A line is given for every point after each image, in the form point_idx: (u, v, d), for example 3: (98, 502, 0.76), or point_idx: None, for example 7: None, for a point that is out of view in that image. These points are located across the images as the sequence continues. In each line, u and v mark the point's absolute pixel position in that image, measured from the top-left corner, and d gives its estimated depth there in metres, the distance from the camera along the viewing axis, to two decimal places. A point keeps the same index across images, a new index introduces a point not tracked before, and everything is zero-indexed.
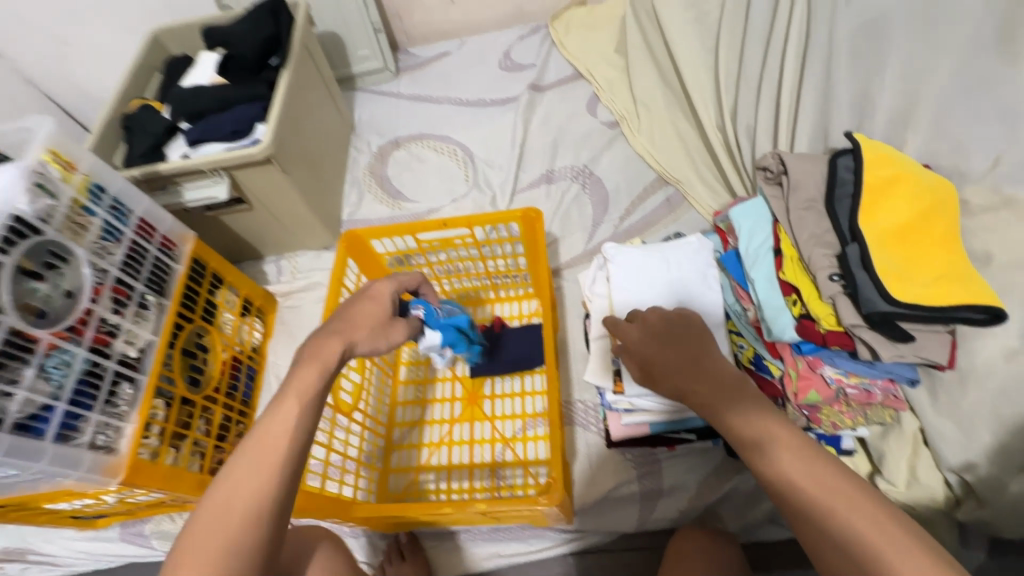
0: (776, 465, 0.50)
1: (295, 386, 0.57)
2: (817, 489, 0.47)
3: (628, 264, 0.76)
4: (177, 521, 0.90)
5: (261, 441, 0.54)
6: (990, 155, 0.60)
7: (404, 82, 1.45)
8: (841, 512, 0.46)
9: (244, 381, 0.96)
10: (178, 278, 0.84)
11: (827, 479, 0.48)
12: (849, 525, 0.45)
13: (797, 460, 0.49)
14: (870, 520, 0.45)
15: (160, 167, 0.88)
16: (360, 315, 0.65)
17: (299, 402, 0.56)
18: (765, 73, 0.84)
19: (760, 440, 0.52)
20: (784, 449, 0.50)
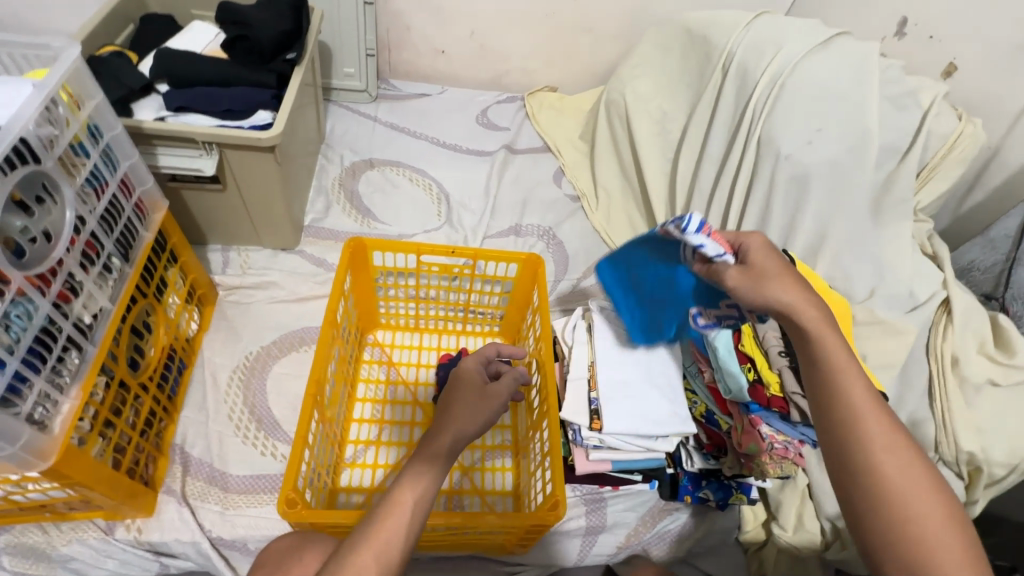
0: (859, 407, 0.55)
1: (421, 454, 0.58)
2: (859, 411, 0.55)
3: (611, 318, 0.89)
4: (49, 535, 0.72)
5: (394, 503, 0.53)
6: (867, 287, 0.88)
7: (381, 108, 1.48)
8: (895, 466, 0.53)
9: (174, 375, 0.85)
10: (143, 246, 0.75)
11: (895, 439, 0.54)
12: (900, 479, 0.52)
13: (873, 412, 0.55)
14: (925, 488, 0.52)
15: (144, 123, 0.81)
16: (466, 387, 0.65)
17: (428, 469, 0.56)
18: (717, 191, 1.07)
19: (851, 383, 0.56)
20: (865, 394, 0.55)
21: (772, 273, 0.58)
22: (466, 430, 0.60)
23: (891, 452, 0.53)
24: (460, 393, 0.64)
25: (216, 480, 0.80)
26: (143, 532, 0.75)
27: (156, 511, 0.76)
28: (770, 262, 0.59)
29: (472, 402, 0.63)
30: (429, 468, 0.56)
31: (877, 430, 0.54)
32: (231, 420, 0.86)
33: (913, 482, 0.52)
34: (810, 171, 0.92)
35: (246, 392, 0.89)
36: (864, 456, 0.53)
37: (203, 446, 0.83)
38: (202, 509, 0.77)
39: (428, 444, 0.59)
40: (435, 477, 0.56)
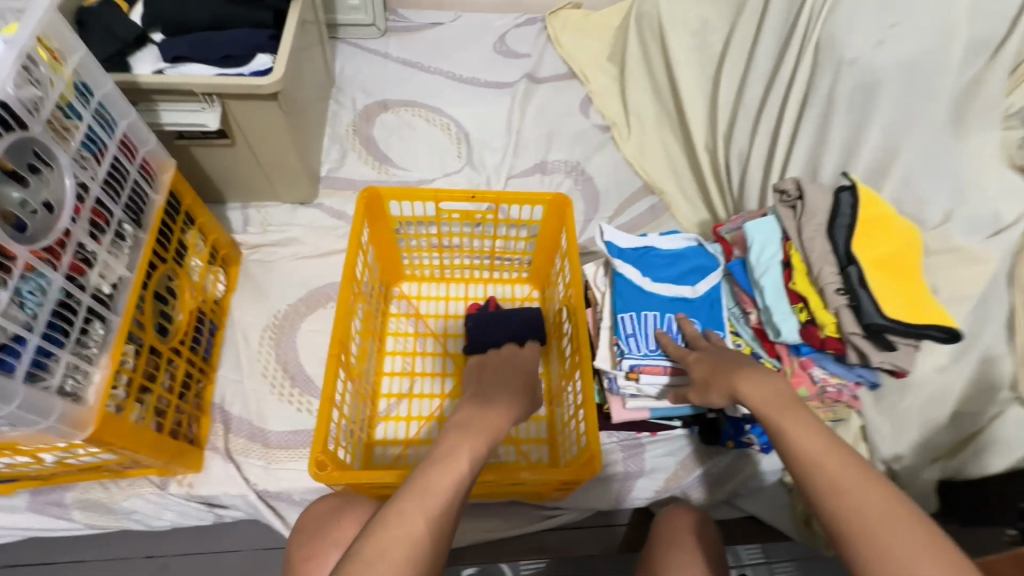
0: (801, 438, 0.53)
1: (482, 426, 0.57)
2: (826, 466, 0.51)
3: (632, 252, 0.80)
4: (109, 491, 0.77)
5: (451, 462, 0.52)
6: (942, 210, 0.77)
7: (392, 43, 1.37)
8: (851, 485, 0.49)
9: (206, 337, 0.86)
10: (156, 210, 0.73)
11: (846, 462, 0.51)
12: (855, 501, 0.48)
13: (818, 438, 0.53)
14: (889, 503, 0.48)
15: (139, 78, 0.76)
16: (514, 376, 0.67)
17: (477, 442, 0.55)
18: (765, 110, 0.95)
19: (790, 418, 0.55)
20: (804, 425, 0.53)
21: (728, 354, 0.66)
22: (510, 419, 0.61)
23: (841, 473, 0.50)
24: (511, 383, 0.66)
25: (257, 436, 0.82)
26: (194, 487, 0.78)
27: (204, 468, 0.79)
28: (710, 365, 0.65)
29: (517, 393, 0.65)
30: (479, 442, 0.55)
31: (849, 479, 0.49)
32: (266, 378, 0.87)
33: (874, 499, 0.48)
34: (880, 78, 0.79)
35: (278, 349, 0.90)
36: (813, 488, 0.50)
37: (242, 405, 0.84)
38: (246, 464, 0.80)
39: (488, 419, 0.58)
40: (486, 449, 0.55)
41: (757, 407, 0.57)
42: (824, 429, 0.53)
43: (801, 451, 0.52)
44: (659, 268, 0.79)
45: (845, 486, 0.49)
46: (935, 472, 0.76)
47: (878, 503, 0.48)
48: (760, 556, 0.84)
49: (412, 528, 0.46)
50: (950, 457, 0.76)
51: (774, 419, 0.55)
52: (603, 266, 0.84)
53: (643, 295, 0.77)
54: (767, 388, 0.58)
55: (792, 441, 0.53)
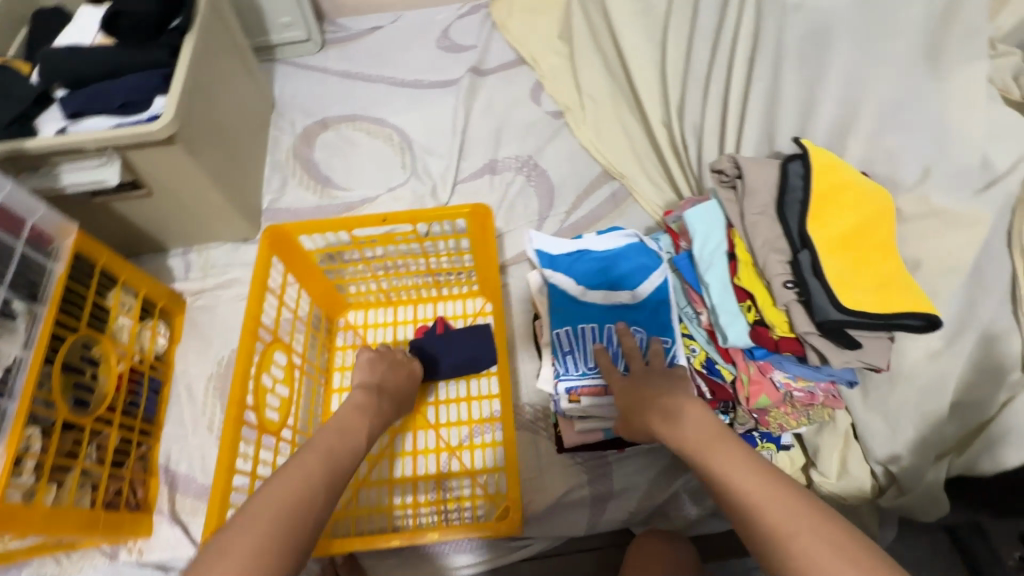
0: (732, 473, 0.49)
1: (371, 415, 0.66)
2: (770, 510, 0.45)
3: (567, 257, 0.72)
4: (62, 565, 0.76)
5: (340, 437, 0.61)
6: (919, 166, 0.65)
7: (331, 56, 1.31)
8: (793, 521, 0.44)
9: (147, 395, 0.84)
10: (58, 279, 0.70)
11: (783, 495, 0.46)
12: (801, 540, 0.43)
13: (750, 471, 0.48)
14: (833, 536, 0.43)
15: (27, 142, 0.73)
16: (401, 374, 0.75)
17: (358, 428, 0.63)
18: (713, 73, 0.84)
19: (721, 451, 0.50)
20: (735, 459, 0.49)
21: (654, 374, 0.60)
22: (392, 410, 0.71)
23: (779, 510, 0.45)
24: (400, 382, 0.74)
25: (204, 494, 0.80)
26: (144, 553, 0.76)
27: (153, 532, 0.77)
28: (631, 396, 0.60)
29: (400, 386, 0.74)
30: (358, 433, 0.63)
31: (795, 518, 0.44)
32: (211, 431, 0.84)
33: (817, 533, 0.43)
34: (830, 20, 0.67)
35: (223, 399, 0.87)
36: (754, 532, 0.46)
37: (188, 462, 0.82)
38: (195, 525, 0.78)
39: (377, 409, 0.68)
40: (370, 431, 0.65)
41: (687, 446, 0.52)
42: (758, 461, 0.49)
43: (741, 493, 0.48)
44: (594, 274, 0.71)
45: (786, 524, 0.44)
46: (941, 471, 0.66)
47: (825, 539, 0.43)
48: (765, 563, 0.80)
49: (307, 475, 0.55)
50: (959, 453, 0.65)
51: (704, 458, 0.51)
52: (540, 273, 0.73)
53: (579, 305, 0.69)
54: (700, 425, 0.53)
55: (723, 479, 0.49)
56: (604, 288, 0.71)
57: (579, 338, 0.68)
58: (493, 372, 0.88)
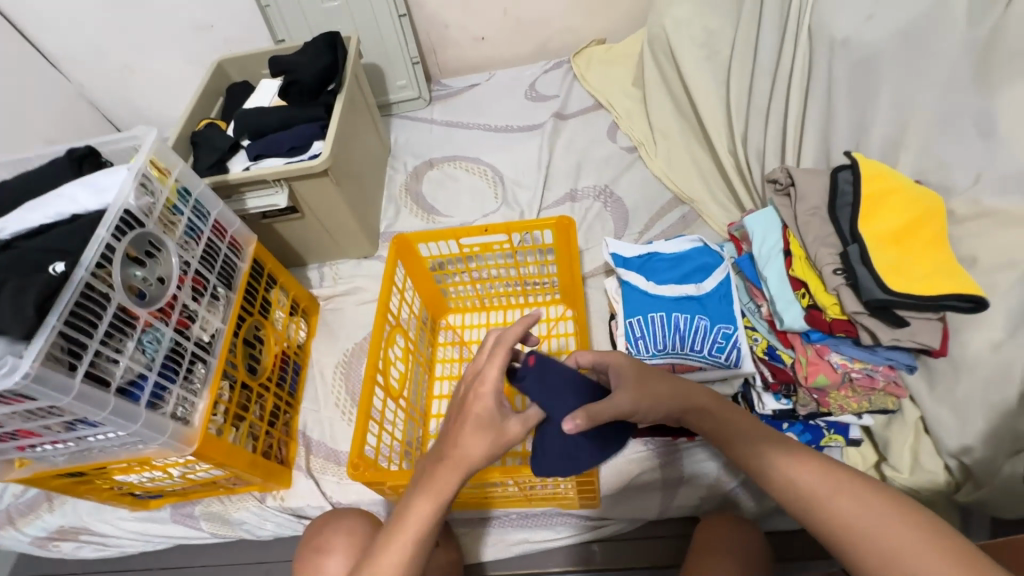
0: (761, 449, 0.59)
1: (439, 482, 0.58)
2: (825, 496, 0.55)
3: (637, 260, 0.85)
4: (225, 504, 0.95)
5: (426, 491, 0.58)
6: (972, 172, 0.71)
7: (437, 109, 1.56)
8: (815, 485, 0.55)
9: (291, 375, 1.04)
10: (243, 275, 0.92)
11: (807, 463, 0.57)
12: (827, 501, 0.54)
13: (778, 444, 0.59)
14: (850, 491, 0.54)
15: (229, 176, 0.99)
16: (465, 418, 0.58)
17: (429, 510, 0.57)
18: (773, 103, 0.95)
19: (739, 432, 0.61)
20: (759, 439, 0.60)
21: (627, 372, 0.62)
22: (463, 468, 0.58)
23: (801, 477, 0.56)
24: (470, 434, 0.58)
25: (332, 456, 0.97)
26: (285, 500, 0.94)
27: (292, 484, 0.95)
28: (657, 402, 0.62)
29: (471, 426, 0.58)
30: (439, 488, 0.57)
31: (837, 492, 0.54)
32: (337, 406, 1.02)
33: (836, 495, 0.54)
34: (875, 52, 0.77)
35: (347, 381, 1.05)
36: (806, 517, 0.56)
37: (320, 430, 1.00)
38: (324, 480, 0.94)
39: (445, 470, 0.58)
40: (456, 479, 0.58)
41: (742, 444, 0.61)
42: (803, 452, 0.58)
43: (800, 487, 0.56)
44: (663, 271, 0.83)
45: (820, 498, 0.55)
46: (1018, 465, 0.66)
47: (843, 500, 0.54)
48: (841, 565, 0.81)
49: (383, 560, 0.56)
50: None
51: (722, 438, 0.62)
52: (616, 277, 0.89)
53: (648, 298, 0.80)
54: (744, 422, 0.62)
55: (764, 459, 0.59)
56: (673, 285, 0.81)
57: (648, 326, 0.79)
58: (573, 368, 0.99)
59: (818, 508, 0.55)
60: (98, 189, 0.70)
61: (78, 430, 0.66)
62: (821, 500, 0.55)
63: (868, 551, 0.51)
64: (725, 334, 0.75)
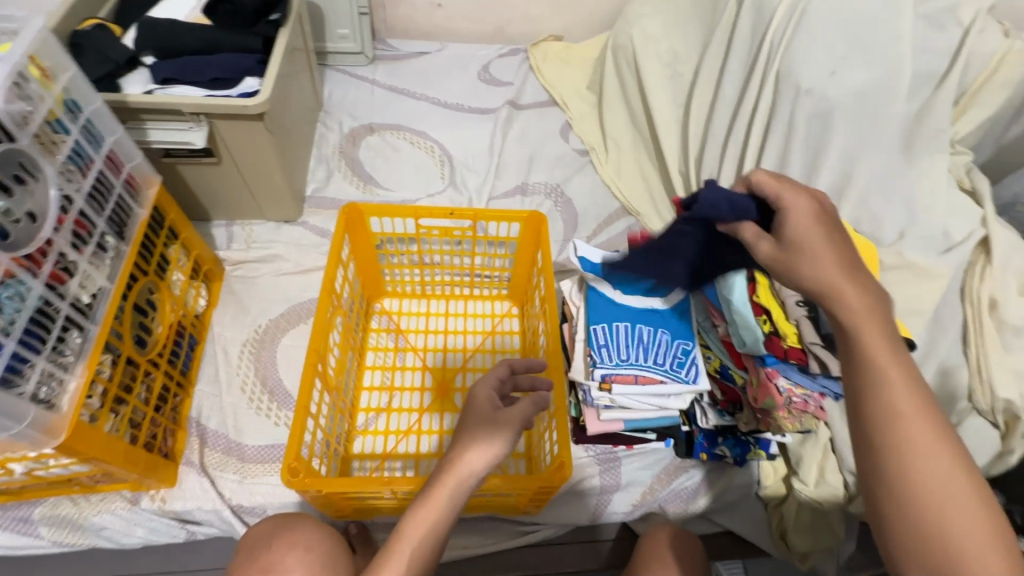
0: (892, 383, 0.47)
1: (438, 494, 0.57)
2: (908, 419, 0.46)
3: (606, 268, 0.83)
4: (80, 506, 0.76)
5: (427, 499, 0.56)
6: (897, 229, 0.82)
7: (379, 70, 1.41)
8: (921, 445, 0.45)
9: (185, 350, 0.86)
10: (140, 223, 0.74)
11: (927, 418, 0.46)
12: (905, 429, 0.46)
13: (911, 385, 0.47)
14: (933, 437, 0.46)
15: (129, 98, 0.79)
16: (473, 421, 0.61)
17: (428, 525, 0.55)
18: (732, 134, 1.00)
19: (889, 355, 0.47)
20: (902, 370, 0.47)
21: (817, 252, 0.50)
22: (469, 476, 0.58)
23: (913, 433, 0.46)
24: (474, 428, 0.61)
25: (232, 450, 0.82)
26: (167, 502, 0.78)
27: (178, 482, 0.79)
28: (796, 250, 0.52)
29: (477, 429, 0.60)
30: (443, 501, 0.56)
31: (924, 419, 0.46)
32: (244, 392, 0.87)
33: (936, 465, 0.45)
34: (834, 107, 0.85)
35: (257, 365, 0.90)
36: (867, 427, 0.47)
37: (218, 419, 0.84)
38: (222, 478, 0.80)
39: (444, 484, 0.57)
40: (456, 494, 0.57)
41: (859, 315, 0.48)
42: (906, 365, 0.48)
43: (885, 389, 0.47)
44: None
45: (901, 416, 0.46)
46: None
47: (921, 431, 0.46)
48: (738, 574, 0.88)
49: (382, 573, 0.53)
50: None
51: (870, 350, 0.48)
52: (576, 279, 0.88)
53: (613, 307, 0.82)
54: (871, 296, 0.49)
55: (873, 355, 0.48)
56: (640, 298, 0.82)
57: (612, 335, 0.79)
58: None
59: (890, 416, 0.46)
60: None
61: None
62: (904, 416, 0.46)
63: (906, 478, 0.45)
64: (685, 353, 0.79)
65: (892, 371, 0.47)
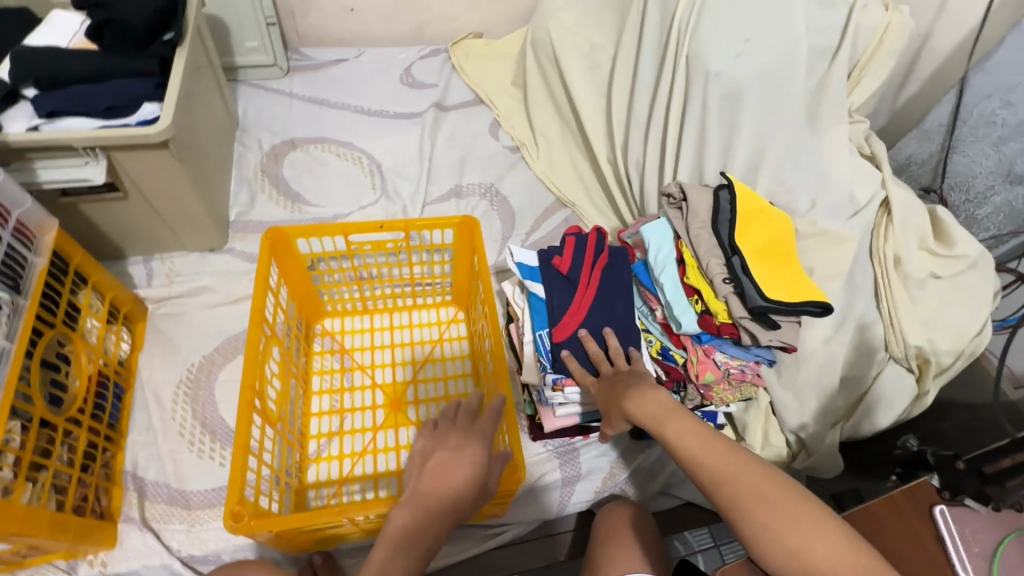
0: (686, 443, 0.61)
1: (424, 499, 0.64)
2: (732, 470, 0.56)
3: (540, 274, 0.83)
4: None
5: (387, 532, 0.61)
6: (809, 198, 0.87)
7: (297, 82, 1.36)
8: (732, 469, 0.56)
9: (112, 401, 0.80)
10: (38, 273, 0.68)
11: (742, 464, 0.56)
12: (732, 482, 0.55)
13: (700, 435, 0.61)
14: (752, 473, 0.55)
15: (9, 136, 0.73)
16: (451, 429, 0.70)
17: (407, 527, 0.61)
18: (653, 121, 1.03)
19: (674, 426, 0.63)
20: (687, 430, 0.61)
21: (606, 405, 0.72)
22: (453, 479, 0.65)
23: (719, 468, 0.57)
24: (453, 436, 0.69)
25: (176, 499, 0.78)
26: (108, 565, 0.73)
27: (118, 542, 0.74)
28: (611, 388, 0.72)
29: (461, 436, 0.69)
30: (432, 502, 0.63)
31: (743, 466, 0.56)
32: (183, 436, 0.82)
33: (750, 473, 0.55)
34: (741, 88, 0.88)
35: (194, 405, 0.85)
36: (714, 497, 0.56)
37: (157, 468, 0.80)
38: (167, 531, 0.76)
39: (430, 489, 0.64)
40: (442, 497, 0.64)
41: (648, 422, 0.65)
42: (707, 431, 0.61)
43: (692, 454, 0.60)
44: None
45: (725, 474, 0.56)
46: (836, 434, 0.84)
47: (744, 477, 0.55)
48: (707, 541, 0.89)
49: None
50: (847, 419, 0.84)
51: (659, 428, 0.64)
52: (515, 282, 0.89)
53: None
54: (660, 400, 0.66)
55: (674, 438, 0.62)
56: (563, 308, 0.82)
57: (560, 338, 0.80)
58: (470, 373, 0.95)
59: (714, 478, 0.57)
60: None
61: None
62: (725, 474, 0.56)
63: (761, 529, 0.52)
64: (628, 347, 0.78)
65: (701, 445, 0.59)
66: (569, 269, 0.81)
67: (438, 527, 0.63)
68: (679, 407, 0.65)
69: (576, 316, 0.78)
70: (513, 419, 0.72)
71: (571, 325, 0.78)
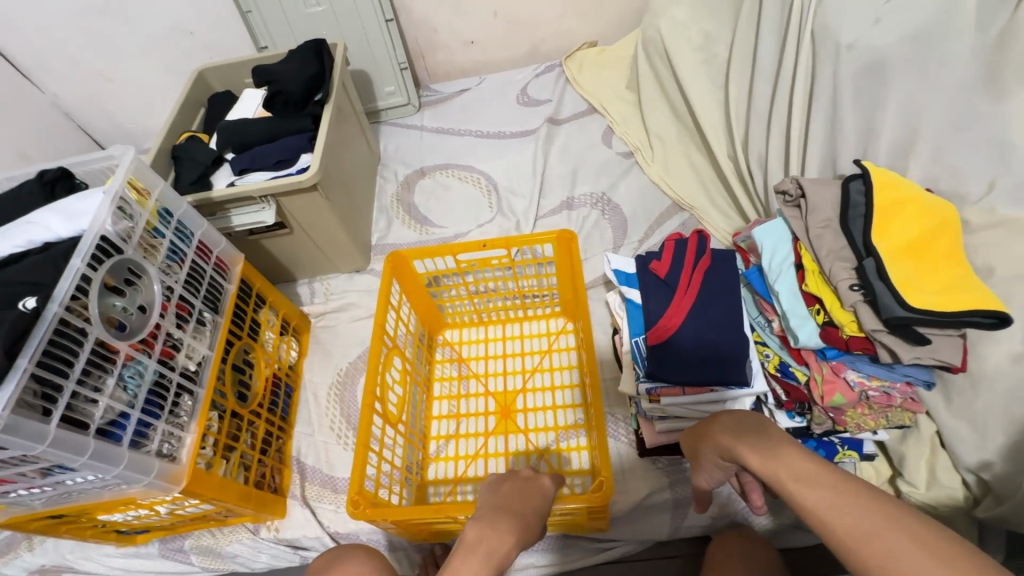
0: (806, 493, 0.50)
1: (501, 523, 0.60)
2: (874, 530, 0.45)
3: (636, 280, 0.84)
4: (216, 537, 0.91)
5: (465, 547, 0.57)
6: (987, 179, 0.69)
7: (427, 116, 1.52)
8: (875, 528, 0.45)
9: (283, 399, 0.99)
10: (230, 297, 0.88)
11: (885, 520, 0.45)
12: (878, 548, 0.44)
13: (822, 474, 0.50)
14: (901, 532, 0.44)
15: (213, 194, 0.95)
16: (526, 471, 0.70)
17: (483, 546, 0.57)
18: (775, 109, 0.93)
19: (791, 471, 0.51)
20: (809, 475, 0.50)
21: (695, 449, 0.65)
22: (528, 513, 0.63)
23: (857, 517, 0.46)
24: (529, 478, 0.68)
25: (328, 483, 0.93)
26: (280, 531, 0.90)
27: (287, 513, 0.91)
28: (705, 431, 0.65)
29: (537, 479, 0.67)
30: (504, 529, 0.59)
31: (887, 521, 0.45)
32: (333, 430, 0.98)
33: (901, 535, 0.44)
34: (883, 56, 0.74)
35: (342, 404, 1.01)
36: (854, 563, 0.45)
37: (315, 455, 0.96)
38: (320, 509, 0.91)
39: (507, 516, 0.61)
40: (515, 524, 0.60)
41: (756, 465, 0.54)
42: (833, 473, 0.50)
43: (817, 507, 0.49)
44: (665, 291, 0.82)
45: (865, 535, 0.45)
46: None
47: (892, 537, 0.44)
48: None
49: None
50: None
51: (769, 466, 0.53)
52: (618, 292, 0.89)
53: None
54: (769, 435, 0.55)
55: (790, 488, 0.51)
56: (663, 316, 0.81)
57: None
58: (577, 385, 0.97)
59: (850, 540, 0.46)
60: (68, 214, 0.67)
61: (54, 475, 0.62)
62: (865, 535, 0.45)
63: None
64: (737, 360, 0.72)
65: (827, 496, 0.48)
66: (667, 273, 0.80)
67: (503, 540, 0.58)
68: (791, 441, 0.54)
69: (674, 317, 0.76)
70: (603, 431, 0.74)
71: (666, 326, 0.76)
